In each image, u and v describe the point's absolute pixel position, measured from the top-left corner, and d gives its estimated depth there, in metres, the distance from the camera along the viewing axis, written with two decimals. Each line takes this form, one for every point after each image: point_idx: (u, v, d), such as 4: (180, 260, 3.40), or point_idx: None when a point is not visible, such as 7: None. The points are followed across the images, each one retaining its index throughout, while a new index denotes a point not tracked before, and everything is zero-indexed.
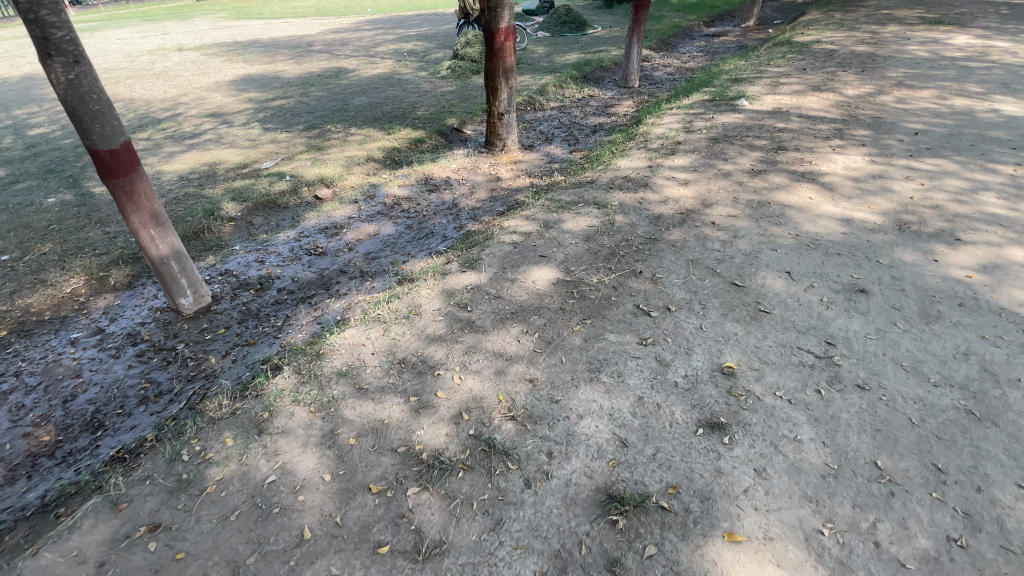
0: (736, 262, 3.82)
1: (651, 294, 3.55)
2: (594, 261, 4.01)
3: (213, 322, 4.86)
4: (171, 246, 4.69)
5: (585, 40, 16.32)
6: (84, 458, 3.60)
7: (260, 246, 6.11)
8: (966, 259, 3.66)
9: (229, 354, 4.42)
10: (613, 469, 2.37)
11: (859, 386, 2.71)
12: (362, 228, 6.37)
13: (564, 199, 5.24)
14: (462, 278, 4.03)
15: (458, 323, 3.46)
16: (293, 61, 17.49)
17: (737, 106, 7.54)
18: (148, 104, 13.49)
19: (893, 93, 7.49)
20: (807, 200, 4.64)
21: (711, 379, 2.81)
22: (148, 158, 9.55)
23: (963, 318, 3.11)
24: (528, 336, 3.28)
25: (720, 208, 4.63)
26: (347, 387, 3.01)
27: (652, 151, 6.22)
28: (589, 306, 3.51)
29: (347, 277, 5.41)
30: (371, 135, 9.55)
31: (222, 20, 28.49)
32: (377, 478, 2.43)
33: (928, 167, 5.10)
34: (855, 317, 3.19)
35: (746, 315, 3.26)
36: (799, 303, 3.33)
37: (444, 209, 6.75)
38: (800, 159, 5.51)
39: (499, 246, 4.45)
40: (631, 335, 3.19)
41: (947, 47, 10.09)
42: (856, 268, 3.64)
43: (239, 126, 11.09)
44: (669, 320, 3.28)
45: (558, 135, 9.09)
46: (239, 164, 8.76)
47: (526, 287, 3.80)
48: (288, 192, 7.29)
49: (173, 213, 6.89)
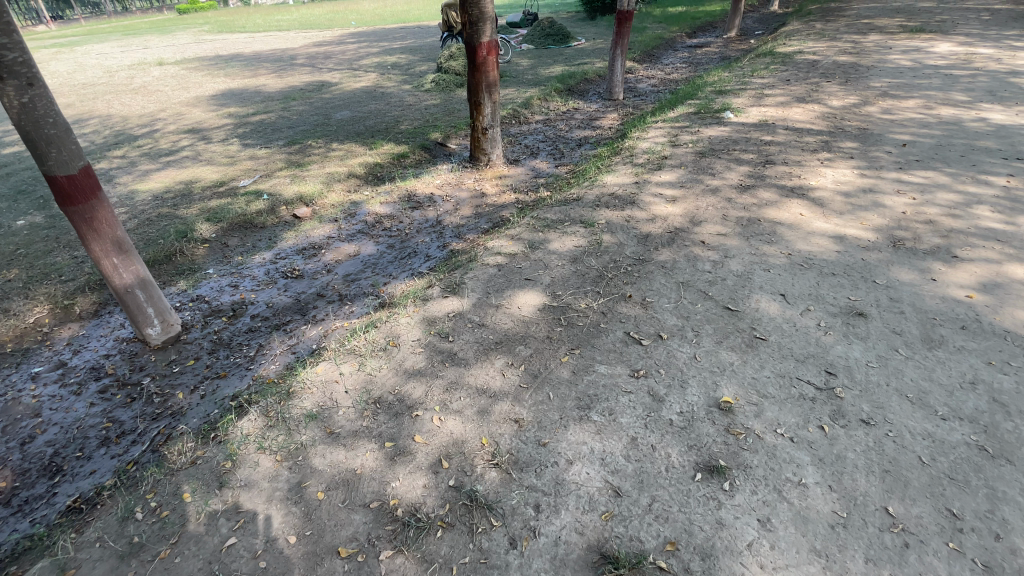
0: (728, 284, 3.68)
1: (642, 321, 3.37)
2: (582, 284, 3.84)
3: (182, 354, 4.59)
4: (135, 274, 4.43)
5: (569, 52, 16.33)
6: (41, 507, 3.23)
7: (234, 270, 5.87)
8: (965, 278, 3.55)
9: (197, 389, 4.15)
10: (606, 523, 2.17)
11: (863, 421, 2.56)
12: (342, 248, 6.16)
13: (550, 217, 5.07)
14: (443, 304, 3.82)
15: (439, 356, 3.24)
16: (275, 75, 17.28)
17: (723, 118, 7.49)
18: (125, 121, 13.17)
19: (878, 103, 7.48)
20: (798, 216, 4.53)
21: (707, 416, 2.64)
22: (122, 176, 9.25)
23: (967, 342, 2.99)
24: (513, 369, 3.07)
25: (710, 226, 4.50)
26: (317, 432, 2.79)
27: (638, 166, 6.10)
28: (577, 335, 3.31)
29: (325, 301, 5.20)
30: (353, 150, 9.36)
31: (204, 34, 28.19)
32: (348, 539, 2.22)
33: (919, 179, 5.03)
34: (854, 343, 3.05)
35: (741, 342, 3.11)
36: (796, 329, 3.18)
37: (427, 226, 6.57)
38: (789, 173, 5.42)
39: (482, 269, 4.26)
40: (622, 366, 3.01)
41: (929, 56, 10.17)
42: (852, 289, 3.51)
43: (218, 142, 10.84)
44: (661, 349, 3.10)
45: (543, 149, 8.98)
46: (216, 182, 8.51)
47: (511, 313, 3.59)
48: (266, 211, 7.05)
49: (145, 235, 6.61)
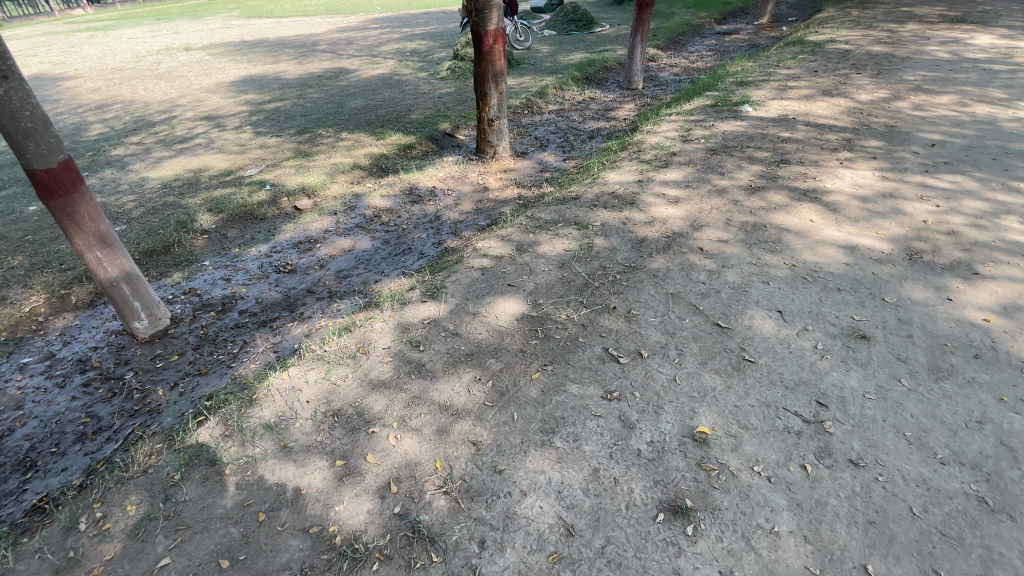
0: (722, 297, 3.42)
1: (623, 336, 3.16)
2: (566, 293, 3.64)
3: (167, 349, 4.59)
4: (121, 268, 4.43)
5: (591, 39, 15.85)
6: (9, 504, 3.25)
7: (229, 262, 5.84)
8: (985, 298, 3.22)
9: (177, 386, 4.15)
10: (553, 567, 2.01)
11: (851, 461, 2.32)
12: (337, 243, 6.06)
13: (544, 217, 4.86)
14: (421, 309, 3.66)
15: (406, 366, 3.09)
16: (295, 61, 17.28)
17: (740, 112, 7.09)
18: (147, 106, 13.35)
19: (911, 98, 6.97)
20: (807, 222, 4.21)
21: (678, 447, 2.43)
22: (135, 163, 9.37)
23: (979, 374, 2.70)
24: (480, 385, 2.89)
25: (711, 231, 4.22)
26: (270, 445, 2.71)
27: (644, 163, 5.81)
28: (553, 349, 3.12)
29: (314, 297, 5.11)
30: (362, 139, 9.24)
31: (234, 19, 28.46)
32: (280, 567, 2.12)
33: (945, 184, 4.63)
34: (853, 370, 2.78)
35: (727, 365, 2.87)
36: (789, 352, 2.93)
37: (426, 222, 6.43)
38: (803, 174, 5.07)
39: (466, 272, 4.08)
40: (595, 387, 2.81)
41: (970, 47, 9.48)
42: (857, 308, 3.22)
43: (232, 130, 10.86)
44: (639, 369, 2.89)
45: (553, 141, 8.70)
46: (223, 170, 8.51)
47: (487, 322, 3.42)
48: (267, 202, 7.01)
49: (147, 224, 6.65)
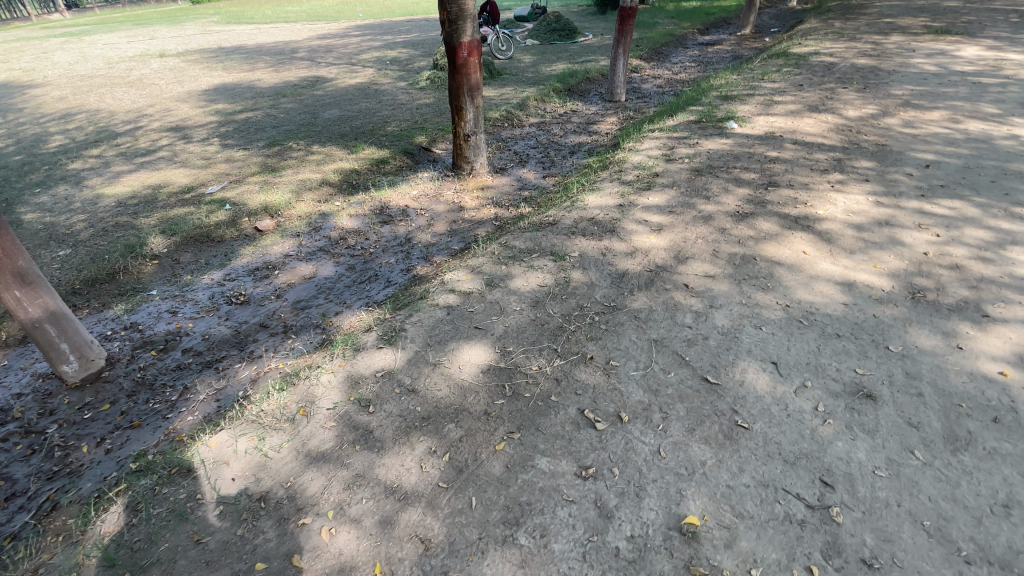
0: (711, 345, 3.07)
1: (600, 394, 2.79)
2: (538, 338, 3.25)
3: (98, 397, 4.10)
4: (45, 308, 3.96)
5: (574, 49, 15.61)
6: None
7: (178, 291, 5.38)
8: (999, 347, 2.92)
9: (104, 442, 3.68)
10: None
11: (864, 562, 1.97)
12: (297, 269, 5.62)
13: (518, 245, 4.48)
14: (375, 357, 3.24)
15: (351, 434, 2.69)
16: (271, 69, 16.78)
17: (725, 129, 6.83)
18: (111, 116, 12.74)
19: (900, 114, 6.76)
20: (801, 254, 3.90)
21: (663, 544, 2.06)
22: (91, 178, 8.81)
23: (1001, 444, 2.38)
24: (435, 459, 2.50)
25: (697, 265, 3.89)
26: (181, 539, 2.30)
27: (626, 184, 5.49)
28: (520, 412, 2.73)
29: (267, 333, 4.67)
30: (333, 153, 8.82)
31: (212, 25, 27.84)
32: None
33: (944, 211, 4.37)
34: (860, 439, 2.44)
35: (718, 433, 2.51)
36: (787, 415, 2.58)
37: (395, 244, 6.02)
38: (794, 198, 4.77)
39: (429, 311, 3.67)
40: (568, 462, 2.43)
41: (956, 60, 9.37)
42: (860, 359, 2.89)
43: (198, 142, 10.35)
44: (619, 438, 2.52)
45: (533, 156, 8.37)
46: (184, 187, 8.01)
47: (449, 375, 3.01)
48: (225, 223, 6.54)
49: (93, 248, 6.14)
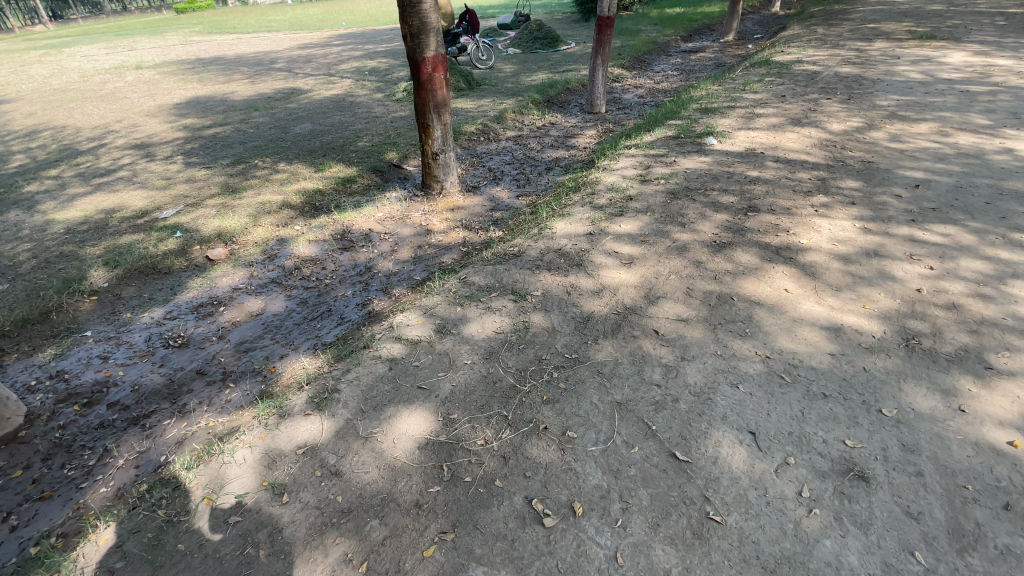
0: (681, 410, 2.69)
1: (553, 478, 2.39)
2: (487, 401, 2.87)
3: (11, 461, 3.63)
4: None
5: (556, 58, 15.30)
6: None
7: (113, 333, 4.93)
8: (1006, 410, 2.57)
9: (8, 519, 3.22)
10: None
11: None
12: (245, 306, 5.20)
13: (477, 281, 4.09)
14: (299, 428, 2.83)
15: (258, 534, 2.29)
16: (248, 81, 16.36)
17: (704, 145, 6.52)
18: (76, 133, 12.22)
19: (886, 127, 6.48)
20: (782, 292, 3.55)
21: None
22: (44, 202, 8.31)
23: (1014, 541, 2.02)
24: (350, 569, 2.10)
25: (669, 306, 3.53)
26: None
27: (598, 209, 5.13)
28: (457, 502, 2.33)
29: (204, 381, 4.24)
30: (299, 172, 8.39)
31: (193, 35, 27.32)
32: None
33: (937, 238, 4.04)
34: (851, 536, 2.07)
35: (688, 531, 2.12)
36: (766, 505, 2.20)
37: (354, 274, 5.62)
38: (775, 225, 4.43)
39: (369, 365, 3.27)
40: (509, 572, 2.04)
41: (941, 67, 9.15)
42: (850, 427, 2.52)
43: (161, 161, 9.86)
44: (571, 539, 2.13)
45: (507, 172, 8.01)
46: (138, 211, 7.54)
47: (380, 453, 2.61)
48: (175, 252, 6.10)
49: (30, 283, 5.67)
